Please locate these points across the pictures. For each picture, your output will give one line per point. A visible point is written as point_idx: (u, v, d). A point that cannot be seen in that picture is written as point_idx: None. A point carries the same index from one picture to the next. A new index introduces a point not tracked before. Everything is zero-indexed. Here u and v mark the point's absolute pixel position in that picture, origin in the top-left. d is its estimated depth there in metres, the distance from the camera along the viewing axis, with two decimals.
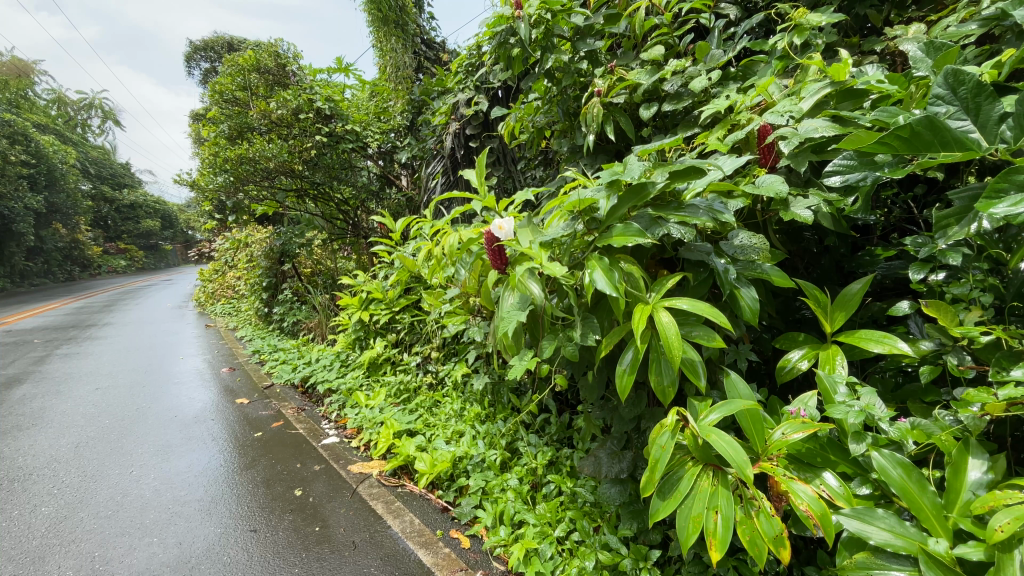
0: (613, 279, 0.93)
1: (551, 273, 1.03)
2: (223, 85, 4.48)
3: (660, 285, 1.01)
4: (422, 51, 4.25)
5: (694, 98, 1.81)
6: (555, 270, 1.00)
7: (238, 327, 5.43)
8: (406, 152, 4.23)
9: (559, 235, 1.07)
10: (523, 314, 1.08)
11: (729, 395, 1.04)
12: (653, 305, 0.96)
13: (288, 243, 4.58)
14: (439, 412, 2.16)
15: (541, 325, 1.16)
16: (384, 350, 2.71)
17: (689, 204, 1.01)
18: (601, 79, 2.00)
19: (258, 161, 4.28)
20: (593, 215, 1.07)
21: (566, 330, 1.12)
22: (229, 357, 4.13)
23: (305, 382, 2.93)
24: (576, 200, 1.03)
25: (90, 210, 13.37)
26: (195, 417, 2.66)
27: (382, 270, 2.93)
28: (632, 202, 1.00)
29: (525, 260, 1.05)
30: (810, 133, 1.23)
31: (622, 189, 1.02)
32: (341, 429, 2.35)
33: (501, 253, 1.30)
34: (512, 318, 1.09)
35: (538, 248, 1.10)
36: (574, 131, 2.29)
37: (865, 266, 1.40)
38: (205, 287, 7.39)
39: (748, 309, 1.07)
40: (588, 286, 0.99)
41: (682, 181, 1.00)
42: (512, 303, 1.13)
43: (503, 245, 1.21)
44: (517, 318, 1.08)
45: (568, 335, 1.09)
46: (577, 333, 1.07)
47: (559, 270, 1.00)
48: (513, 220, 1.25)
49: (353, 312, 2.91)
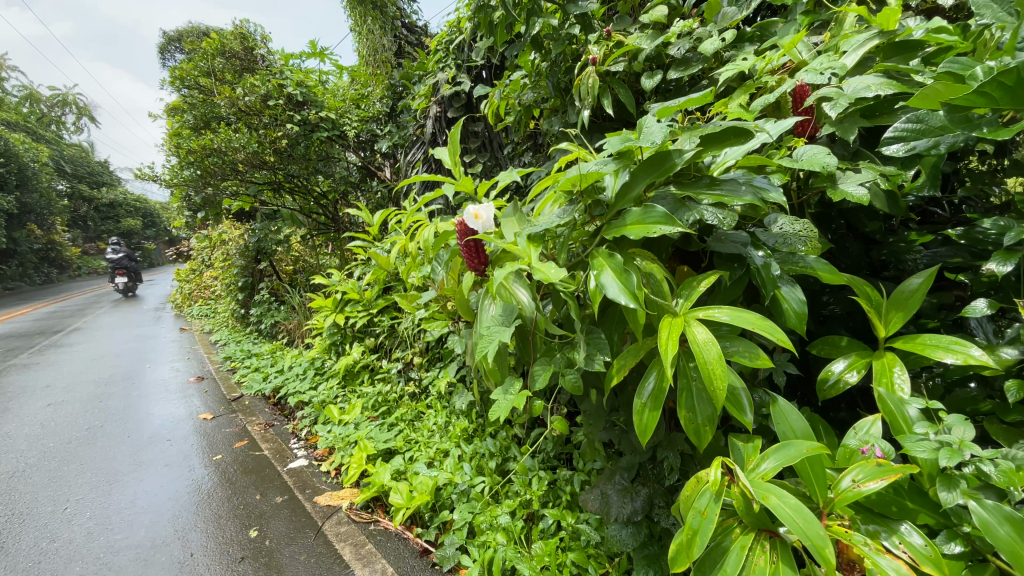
0: (631, 284, 0.67)
1: (545, 278, 0.77)
2: (183, 70, 4.13)
3: (689, 288, 0.75)
4: (403, 35, 3.87)
5: (705, 64, 1.59)
6: (554, 273, 0.74)
7: (212, 329, 5.11)
8: (386, 141, 3.96)
9: (554, 224, 0.82)
10: (508, 331, 0.82)
11: (778, 431, 0.81)
12: (682, 317, 0.71)
13: (263, 240, 4.32)
14: (421, 427, 1.94)
15: (533, 344, 0.90)
16: (361, 357, 2.46)
17: (725, 179, 0.76)
18: (596, 45, 1.78)
19: (226, 153, 4.03)
20: (596, 198, 0.80)
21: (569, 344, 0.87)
22: (201, 365, 3.83)
23: (276, 393, 2.65)
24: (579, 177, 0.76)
25: (65, 210, 12.89)
26: (150, 437, 2.38)
27: (358, 268, 2.67)
28: (654, 179, 0.74)
29: (509, 264, 0.78)
30: (859, 93, 1.01)
31: (634, 162, 0.76)
32: (311, 449, 2.04)
33: (478, 250, 1.06)
34: (499, 336, 0.82)
35: (525, 243, 0.84)
36: (566, 108, 2.07)
37: (902, 253, 1.18)
38: (181, 287, 7.01)
39: (795, 314, 0.84)
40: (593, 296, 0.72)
41: (714, 149, 0.74)
42: (493, 315, 0.87)
43: (480, 237, 0.99)
44: (500, 337, 0.82)
45: (569, 353, 0.83)
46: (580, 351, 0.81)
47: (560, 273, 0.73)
48: (494, 208, 1.04)
49: (326, 314, 2.64)
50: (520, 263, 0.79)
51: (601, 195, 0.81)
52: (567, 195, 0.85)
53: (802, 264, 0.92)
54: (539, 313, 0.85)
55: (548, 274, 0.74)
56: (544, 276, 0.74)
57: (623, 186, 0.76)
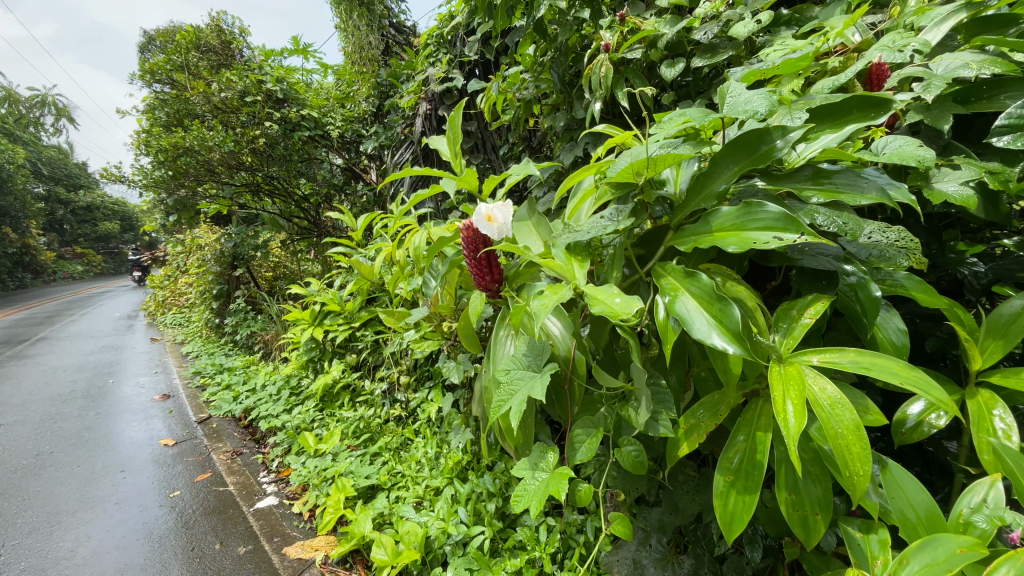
0: (730, 320, 0.48)
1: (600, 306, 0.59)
2: (155, 64, 3.89)
3: (790, 322, 0.56)
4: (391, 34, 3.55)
5: (734, 51, 1.40)
6: (620, 304, 0.57)
7: (185, 339, 4.81)
8: (372, 141, 3.73)
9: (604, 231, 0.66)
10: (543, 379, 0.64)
11: (893, 508, 0.62)
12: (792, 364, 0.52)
13: (240, 245, 4.06)
14: (409, 458, 1.71)
15: (572, 395, 0.74)
16: (341, 376, 2.23)
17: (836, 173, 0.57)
18: (608, 31, 1.58)
19: (200, 152, 3.81)
20: (658, 193, 0.65)
21: (619, 396, 0.70)
22: (169, 379, 3.54)
23: (247, 415, 2.40)
24: (639, 166, 0.59)
25: (39, 213, 12.43)
26: (102, 467, 2.11)
27: (340, 277, 2.44)
28: (741, 168, 0.56)
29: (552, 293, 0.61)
30: (956, 73, 0.83)
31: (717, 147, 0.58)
32: (282, 484, 1.80)
33: (490, 264, 0.88)
34: (531, 389, 0.64)
35: (565, 257, 0.69)
36: (571, 103, 1.88)
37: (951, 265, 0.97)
38: (155, 295, 6.64)
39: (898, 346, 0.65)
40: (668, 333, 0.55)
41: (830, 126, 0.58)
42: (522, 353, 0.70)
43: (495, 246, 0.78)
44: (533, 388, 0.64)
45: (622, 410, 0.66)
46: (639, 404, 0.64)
47: (637, 303, 0.55)
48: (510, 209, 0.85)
49: (304, 328, 2.40)
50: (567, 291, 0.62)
51: (664, 188, 0.66)
52: (619, 186, 0.68)
53: (893, 282, 0.73)
54: (584, 355, 0.70)
55: (612, 305, 0.57)
56: (606, 308, 0.57)
57: (698, 178, 0.60)
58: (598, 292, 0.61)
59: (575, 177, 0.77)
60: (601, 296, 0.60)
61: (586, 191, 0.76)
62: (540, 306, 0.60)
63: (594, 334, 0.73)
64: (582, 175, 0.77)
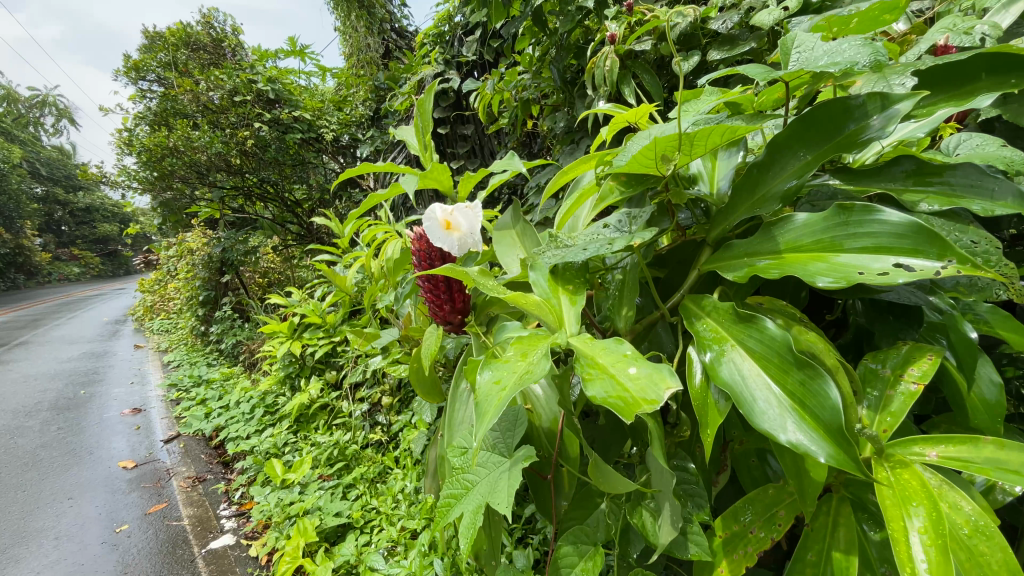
0: (818, 402, 0.37)
1: (605, 385, 0.41)
2: (143, 61, 3.75)
3: (885, 397, 0.45)
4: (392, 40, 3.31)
5: (757, 42, 1.24)
6: (636, 377, 0.41)
7: (170, 346, 4.62)
8: (366, 146, 3.56)
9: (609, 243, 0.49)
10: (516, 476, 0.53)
11: None
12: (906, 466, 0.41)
13: (228, 251, 3.89)
14: (385, 492, 1.53)
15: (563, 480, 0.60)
16: (319, 395, 2.05)
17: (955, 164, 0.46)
18: (614, 22, 1.41)
19: (186, 153, 3.67)
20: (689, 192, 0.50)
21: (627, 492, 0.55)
22: (145, 390, 3.35)
23: (218, 434, 2.22)
24: (672, 149, 0.43)
25: (38, 215, 12.29)
26: (52, 494, 1.93)
27: (322, 287, 2.27)
28: (812, 159, 0.43)
29: (541, 358, 0.44)
30: None
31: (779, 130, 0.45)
32: (242, 518, 1.62)
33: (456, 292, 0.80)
34: (494, 489, 0.54)
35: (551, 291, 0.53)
36: (573, 103, 1.72)
37: None
38: (144, 300, 6.44)
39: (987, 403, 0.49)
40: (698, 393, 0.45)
41: (955, 96, 0.48)
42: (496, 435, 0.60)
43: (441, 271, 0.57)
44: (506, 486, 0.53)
45: (631, 513, 0.51)
46: (658, 506, 0.48)
47: (671, 384, 0.38)
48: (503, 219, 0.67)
49: (281, 341, 2.21)
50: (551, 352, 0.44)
51: (696, 187, 0.53)
52: (634, 181, 0.53)
53: (973, 317, 0.55)
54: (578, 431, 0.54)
55: (630, 372, 0.41)
56: (614, 389, 0.40)
57: (750, 174, 0.47)
58: (607, 351, 0.45)
59: (572, 171, 0.62)
60: (612, 361, 0.44)
61: (587, 189, 0.60)
62: (508, 381, 0.43)
63: (583, 400, 0.58)
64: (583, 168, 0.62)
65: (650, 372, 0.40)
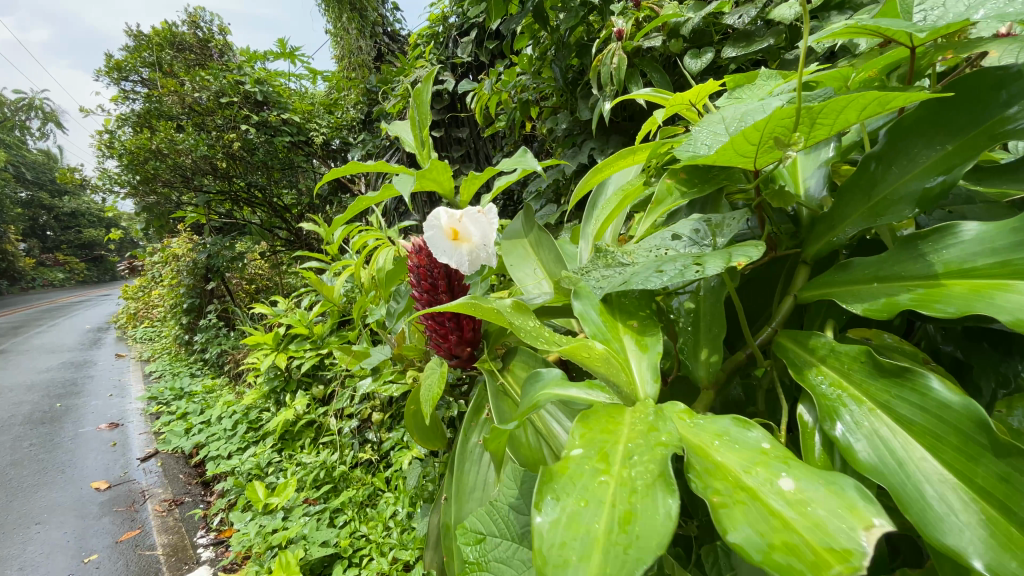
0: None
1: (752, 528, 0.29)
2: (126, 61, 3.63)
3: None
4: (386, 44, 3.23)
5: (775, 38, 1.16)
6: (799, 502, 0.30)
7: (153, 356, 4.46)
8: (357, 149, 3.46)
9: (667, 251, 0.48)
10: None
11: None
12: None
13: (213, 258, 3.75)
14: (375, 519, 1.42)
15: None
16: (305, 411, 1.93)
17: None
18: (620, 17, 1.33)
19: (170, 156, 3.55)
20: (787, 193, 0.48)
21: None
22: (124, 403, 3.20)
23: (198, 452, 2.10)
24: (783, 132, 0.38)
25: (23, 220, 12.05)
26: (17, 519, 1.80)
27: (309, 296, 2.16)
28: (952, 150, 0.39)
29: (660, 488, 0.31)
30: None
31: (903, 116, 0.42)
32: (219, 547, 1.51)
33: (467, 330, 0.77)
34: None
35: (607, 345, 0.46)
36: (575, 104, 1.63)
37: None
38: (128, 306, 6.26)
39: None
40: (819, 434, 0.40)
41: None
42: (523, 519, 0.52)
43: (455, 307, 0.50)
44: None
45: None
46: None
47: (870, 523, 0.28)
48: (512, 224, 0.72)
49: (265, 353, 2.10)
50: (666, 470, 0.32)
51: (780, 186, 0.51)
52: (694, 177, 0.49)
53: None
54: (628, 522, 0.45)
55: (780, 489, 0.31)
56: (772, 522, 0.29)
57: (870, 171, 0.43)
58: (734, 445, 0.36)
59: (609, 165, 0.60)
60: (744, 462, 0.34)
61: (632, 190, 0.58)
62: (595, 526, 0.31)
63: None
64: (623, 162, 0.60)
65: (818, 504, 0.30)
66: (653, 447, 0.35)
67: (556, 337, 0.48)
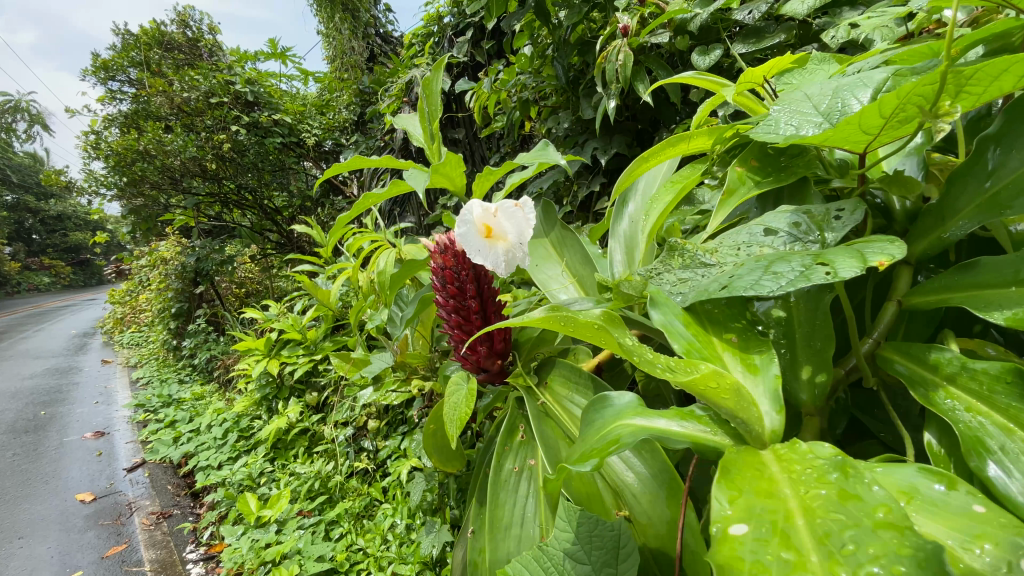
0: None
1: None
2: (112, 61, 3.56)
3: None
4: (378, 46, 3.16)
5: (785, 34, 1.13)
6: None
7: (139, 362, 4.35)
8: (350, 150, 3.41)
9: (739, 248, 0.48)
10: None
11: None
12: None
13: (202, 261, 3.68)
14: (373, 532, 1.36)
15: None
16: (299, 419, 1.87)
17: None
18: (625, 14, 1.29)
19: (158, 157, 3.47)
20: (885, 183, 0.47)
21: None
22: (110, 410, 3.11)
23: (187, 462, 2.03)
24: (928, 101, 0.37)
25: (7, 224, 11.83)
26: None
27: (302, 300, 2.10)
28: None
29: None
30: None
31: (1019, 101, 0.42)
32: (209, 563, 1.45)
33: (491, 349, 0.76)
34: None
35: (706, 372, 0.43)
36: (576, 103, 1.60)
37: None
38: (114, 312, 6.12)
39: None
40: (944, 448, 0.39)
41: None
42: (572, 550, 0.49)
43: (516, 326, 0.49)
44: None
45: None
46: None
47: None
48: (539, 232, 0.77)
49: (257, 359, 2.04)
50: (931, 559, 0.26)
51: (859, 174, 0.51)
52: (764, 165, 0.53)
53: None
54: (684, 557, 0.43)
55: None
56: None
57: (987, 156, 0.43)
58: (933, 507, 0.32)
59: (651, 158, 0.63)
60: (947, 530, 0.30)
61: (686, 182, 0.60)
62: None
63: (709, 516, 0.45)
64: (666, 154, 0.63)
65: None
66: (871, 529, 0.29)
67: (673, 364, 0.42)
